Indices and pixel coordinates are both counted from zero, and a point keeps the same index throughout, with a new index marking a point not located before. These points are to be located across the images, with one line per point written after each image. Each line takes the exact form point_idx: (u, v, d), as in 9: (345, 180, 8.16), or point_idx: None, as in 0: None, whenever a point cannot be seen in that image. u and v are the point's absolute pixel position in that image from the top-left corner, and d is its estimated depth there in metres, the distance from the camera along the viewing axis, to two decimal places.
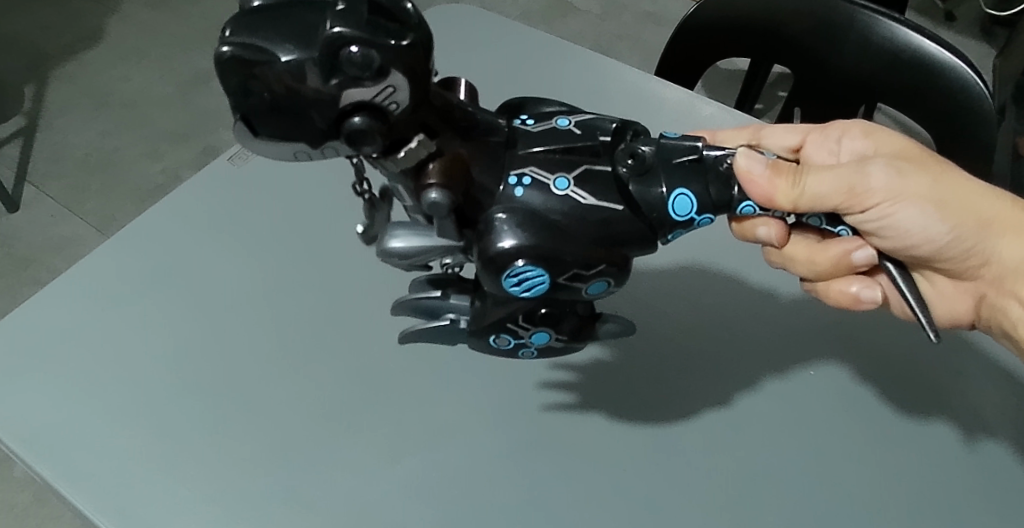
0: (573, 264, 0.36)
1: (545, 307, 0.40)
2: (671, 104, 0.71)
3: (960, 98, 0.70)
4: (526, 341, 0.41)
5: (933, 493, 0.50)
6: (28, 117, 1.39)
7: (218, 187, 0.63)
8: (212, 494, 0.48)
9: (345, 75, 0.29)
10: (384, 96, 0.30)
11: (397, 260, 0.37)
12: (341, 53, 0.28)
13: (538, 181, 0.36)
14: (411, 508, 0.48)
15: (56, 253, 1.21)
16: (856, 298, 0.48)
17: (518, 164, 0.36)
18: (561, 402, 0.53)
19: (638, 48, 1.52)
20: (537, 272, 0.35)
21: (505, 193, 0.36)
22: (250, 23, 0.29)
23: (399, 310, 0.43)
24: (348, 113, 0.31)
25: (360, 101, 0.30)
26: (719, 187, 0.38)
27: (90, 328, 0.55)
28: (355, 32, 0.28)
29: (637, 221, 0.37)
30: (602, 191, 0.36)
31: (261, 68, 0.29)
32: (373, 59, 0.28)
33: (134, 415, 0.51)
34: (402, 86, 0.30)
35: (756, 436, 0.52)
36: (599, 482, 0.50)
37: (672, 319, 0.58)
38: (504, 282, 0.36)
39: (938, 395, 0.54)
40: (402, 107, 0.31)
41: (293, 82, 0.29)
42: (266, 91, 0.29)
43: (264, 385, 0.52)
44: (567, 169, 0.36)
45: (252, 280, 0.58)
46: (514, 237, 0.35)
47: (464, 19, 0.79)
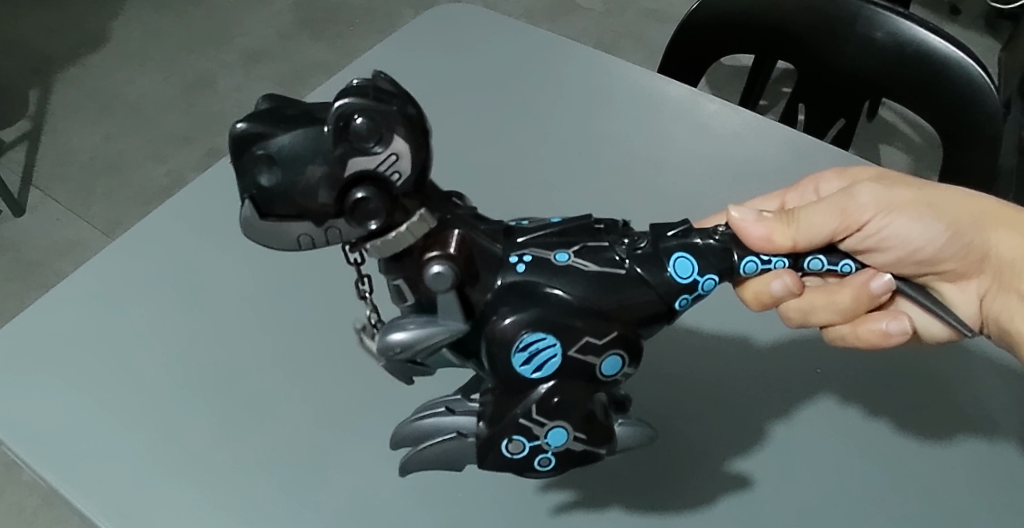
0: (583, 332, 0.35)
1: (557, 396, 0.36)
2: (673, 102, 0.70)
3: (966, 92, 0.70)
4: (542, 443, 0.37)
5: (938, 492, 0.50)
6: (33, 121, 1.39)
7: (221, 191, 0.63)
8: (219, 500, 0.48)
9: (350, 144, 0.29)
10: (387, 164, 0.30)
11: (398, 352, 0.35)
12: (349, 121, 0.28)
13: (539, 257, 0.36)
14: (416, 511, 0.48)
15: (63, 256, 1.21)
16: (885, 333, 0.46)
17: (518, 247, 0.36)
18: (562, 502, 0.50)
19: (642, 45, 1.52)
20: (546, 341, 0.35)
21: (509, 275, 0.35)
22: (262, 111, 0.31)
23: (404, 429, 0.42)
24: (353, 189, 0.30)
25: (365, 173, 0.30)
26: (720, 254, 0.37)
27: (95, 333, 0.55)
28: (361, 101, 0.28)
29: (646, 295, 0.36)
30: (601, 260, 0.36)
31: (270, 144, 0.30)
32: (380, 127, 0.29)
33: (139, 419, 0.51)
34: (406, 155, 0.30)
35: (759, 439, 0.53)
36: (605, 484, 0.50)
37: (675, 323, 0.59)
38: (517, 361, 0.35)
39: (943, 401, 0.54)
40: (406, 179, 0.30)
41: (299, 155, 0.30)
42: (274, 167, 0.30)
43: (267, 389, 0.52)
44: (566, 245, 0.36)
45: (256, 286, 0.58)
46: (515, 313, 0.35)
47: (467, 18, 0.79)
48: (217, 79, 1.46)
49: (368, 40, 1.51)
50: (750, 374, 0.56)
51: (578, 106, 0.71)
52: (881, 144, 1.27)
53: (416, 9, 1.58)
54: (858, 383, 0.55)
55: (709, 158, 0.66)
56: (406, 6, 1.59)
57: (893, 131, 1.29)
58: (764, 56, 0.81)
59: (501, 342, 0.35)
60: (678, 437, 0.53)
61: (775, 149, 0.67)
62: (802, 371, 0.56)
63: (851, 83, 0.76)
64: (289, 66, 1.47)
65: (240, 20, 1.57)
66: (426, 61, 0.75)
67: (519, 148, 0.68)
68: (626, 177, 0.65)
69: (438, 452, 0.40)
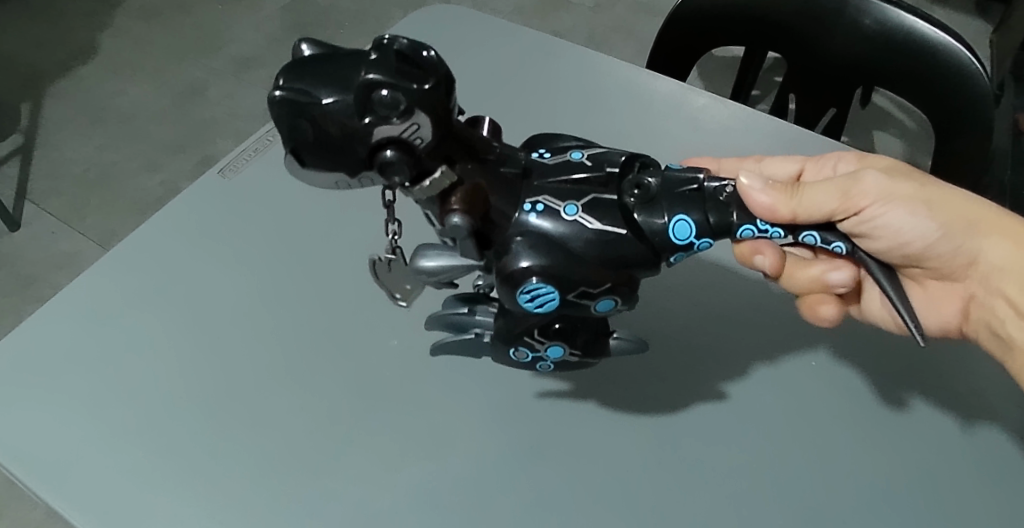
0: (581, 282, 0.37)
1: (559, 322, 0.41)
2: (662, 96, 0.70)
3: (954, 77, 0.70)
4: (542, 355, 0.43)
5: (942, 481, 0.49)
6: (25, 135, 1.39)
7: (211, 198, 0.63)
8: (221, 511, 0.47)
9: (376, 113, 0.32)
10: (411, 132, 0.32)
11: (426, 276, 0.39)
12: (373, 95, 0.31)
13: (550, 207, 0.37)
14: (415, 517, 0.48)
15: (60, 269, 1.21)
16: (821, 316, 0.52)
17: (532, 194, 0.38)
18: (556, 479, 0.50)
19: (632, 38, 1.52)
20: (548, 290, 0.37)
21: (519, 219, 0.37)
22: (298, 71, 0.33)
23: (432, 323, 0.46)
24: (380, 147, 0.33)
25: (389, 136, 0.32)
26: (718, 211, 0.38)
27: (89, 347, 0.55)
28: (384, 78, 0.31)
29: (643, 246, 0.38)
30: (608, 215, 0.37)
31: (308, 108, 0.32)
32: (401, 102, 0.31)
33: (134, 433, 0.51)
34: (424, 122, 0.32)
35: (761, 432, 0.52)
36: (607, 482, 0.50)
37: (671, 315, 0.58)
38: (515, 297, 0.38)
39: (942, 384, 0.54)
40: (427, 140, 0.33)
41: (336, 121, 0.32)
42: (313, 129, 0.32)
43: (264, 397, 0.52)
44: (576, 197, 0.38)
45: (251, 292, 0.57)
46: (531, 256, 0.37)
47: (453, 20, 0.79)
48: (208, 86, 1.46)
49: (358, 43, 1.51)
50: (747, 361, 0.55)
51: (568, 103, 0.71)
52: (875, 131, 1.27)
53: (406, 10, 1.58)
54: (861, 373, 0.54)
55: (700, 152, 0.66)
56: (395, 8, 1.59)
57: (886, 116, 1.29)
58: (753, 46, 0.81)
59: (512, 279, 0.37)
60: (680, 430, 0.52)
61: (764, 140, 0.66)
62: (800, 361, 0.55)
63: (843, 72, 0.76)
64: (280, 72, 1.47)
65: (230, 28, 1.56)
66: None
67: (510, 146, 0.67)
68: None
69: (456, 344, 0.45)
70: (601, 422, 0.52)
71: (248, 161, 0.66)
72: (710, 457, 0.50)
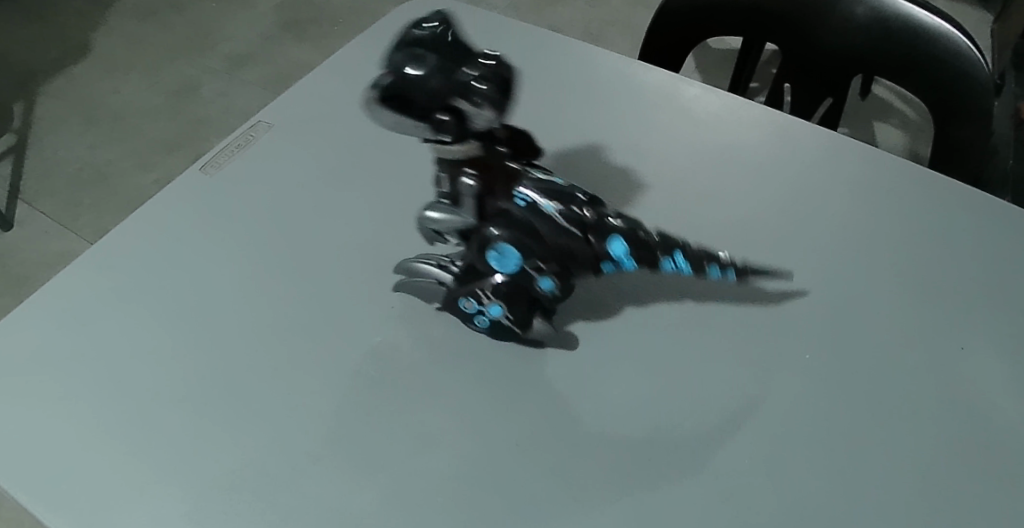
0: (535, 253, 0.45)
1: (513, 288, 0.48)
2: (655, 87, 0.69)
3: (953, 63, 0.68)
4: (529, 291, 0.48)
5: (957, 473, 0.46)
6: (17, 136, 1.38)
7: (193, 193, 0.62)
8: (194, 509, 0.45)
9: (430, 75, 0.40)
10: (475, 90, 0.40)
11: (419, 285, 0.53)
12: (415, 66, 0.40)
13: (470, 115, 0.41)
14: (397, 514, 0.45)
15: (53, 269, 1.20)
16: None
17: (522, 184, 0.44)
18: (547, 471, 0.46)
19: (629, 32, 1.50)
20: (508, 250, 0.45)
21: (507, 201, 0.44)
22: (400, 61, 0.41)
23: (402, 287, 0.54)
24: (439, 112, 0.40)
25: (462, 110, 0.40)
26: (455, 87, 0.40)
27: (64, 343, 0.53)
28: (441, 57, 0.41)
29: (587, 251, 0.44)
30: (569, 220, 0.43)
31: (392, 82, 0.40)
32: (428, 66, 0.40)
33: (107, 429, 0.48)
34: (492, 114, 0.41)
35: (767, 423, 0.48)
36: (603, 474, 0.46)
37: (668, 300, 0.54)
38: (485, 252, 0.47)
39: (958, 372, 0.51)
40: (481, 125, 0.41)
41: (420, 83, 0.40)
42: (397, 85, 0.40)
43: (241, 392, 0.50)
44: (555, 199, 0.43)
45: (234, 286, 0.56)
46: (502, 229, 0.45)
47: (442, 13, 0.78)
48: (202, 84, 1.45)
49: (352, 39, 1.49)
50: (751, 350, 0.52)
51: (558, 95, 0.69)
52: (876, 121, 1.25)
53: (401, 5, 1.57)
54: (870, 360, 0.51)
55: (694, 142, 0.64)
56: (390, 4, 1.57)
57: (886, 107, 1.27)
58: (748, 37, 0.79)
59: (485, 242, 0.46)
60: (680, 420, 0.48)
61: (759, 129, 0.65)
62: (803, 348, 0.52)
63: (839, 60, 0.75)
64: (274, 69, 1.46)
65: (224, 26, 1.56)
66: None
67: None
68: (610, 167, 0.63)
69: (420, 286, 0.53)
70: (595, 411, 0.49)
71: (234, 157, 0.64)
72: (713, 449, 0.47)
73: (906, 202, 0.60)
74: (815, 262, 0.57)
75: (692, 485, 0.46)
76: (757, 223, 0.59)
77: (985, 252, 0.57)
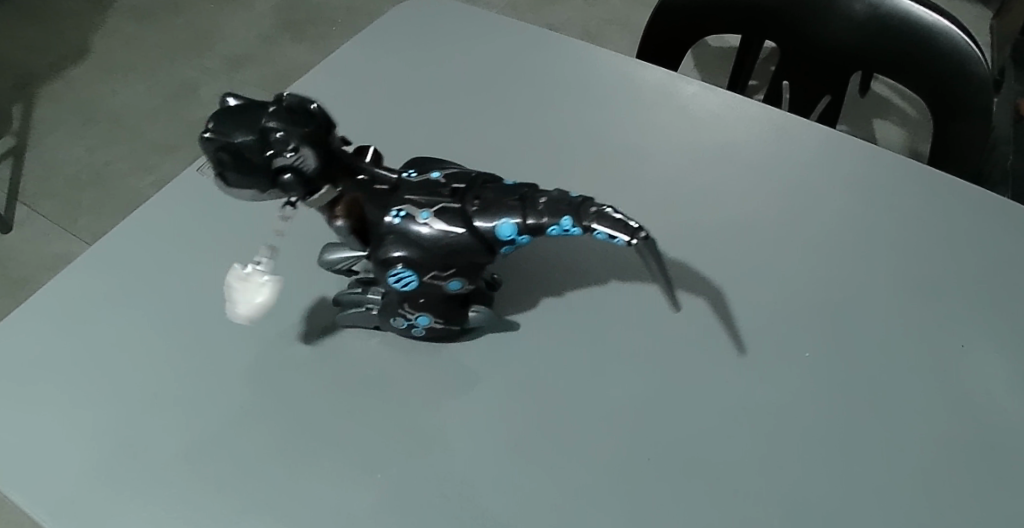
0: (432, 267, 0.44)
1: (423, 298, 0.48)
2: (652, 85, 0.69)
3: (951, 60, 0.68)
4: (413, 322, 0.49)
5: (955, 472, 0.46)
6: (16, 138, 1.38)
7: (189, 194, 0.62)
8: (189, 513, 0.45)
9: (222, 141, 0.39)
10: (293, 159, 0.39)
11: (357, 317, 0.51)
12: (269, 136, 0.38)
13: (298, 173, 0.39)
14: (393, 516, 0.44)
15: (52, 271, 1.20)
16: None
17: (396, 202, 0.43)
18: (543, 473, 0.46)
19: (627, 31, 1.50)
20: (407, 272, 0.44)
21: (385, 223, 0.43)
22: (222, 116, 0.39)
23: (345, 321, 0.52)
24: (278, 172, 0.39)
25: (285, 165, 0.39)
26: (304, 135, 0.39)
27: (59, 347, 0.53)
28: (265, 120, 0.39)
29: (477, 241, 0.43)
30: (452, 219, 0.43)
31: (211, 136, 0.39)
32: (276, 134, 0.38)
33: (102, 433, 0.48)
34: (311, 154, 0.39)
35: (764, 422, 0.48)
36: (599, 476, 0.46)
37: (665, 299, 0.54)
38: (385, 277, 0.45)
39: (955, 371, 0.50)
40: (315, 167, 0.40)
41: (237, 149, 0.38)
42: (223, 153, 0.39)
43: (236, 394, 0.50)
44: (429, 205, 0.43)
45: (229, 288, 0.55)
46: (398, 248, 0.43)
47: (439, 12, 0.78)
48: (200, 85, 1.45)
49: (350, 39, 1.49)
50: (748, 349, 0.52)
51: (555, 94, 0.69)
52: (874, 119, 1.25)
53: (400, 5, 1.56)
54: (867, 359, 0.51)
55: (691, 141, 0.64)
56: (388, 4, 1.57)
57: (885, 104, 1.27)
58: (745, 35, 0.79)
59: (381, 267, 0.45)
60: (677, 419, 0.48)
61: (756, 127, 0.65)
62: (800, 347, 0.52)
63: (836, 58, 0.75)
64: (271, 70, 1.46)
65: (221, 27, 1.55)
66: (397, 55, 0.74)
67: (495, 137, 0.65)
68: (606, 166, 0.63)
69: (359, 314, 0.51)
70: (592, 410, 0.49)
71: None
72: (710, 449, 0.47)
73: (903, 200, 0.60)
74: (812, 260, 0.56)
75: (689, 485, 0.45)
76: (754, 221, 0.59)
77: (983, 250, 0.57)
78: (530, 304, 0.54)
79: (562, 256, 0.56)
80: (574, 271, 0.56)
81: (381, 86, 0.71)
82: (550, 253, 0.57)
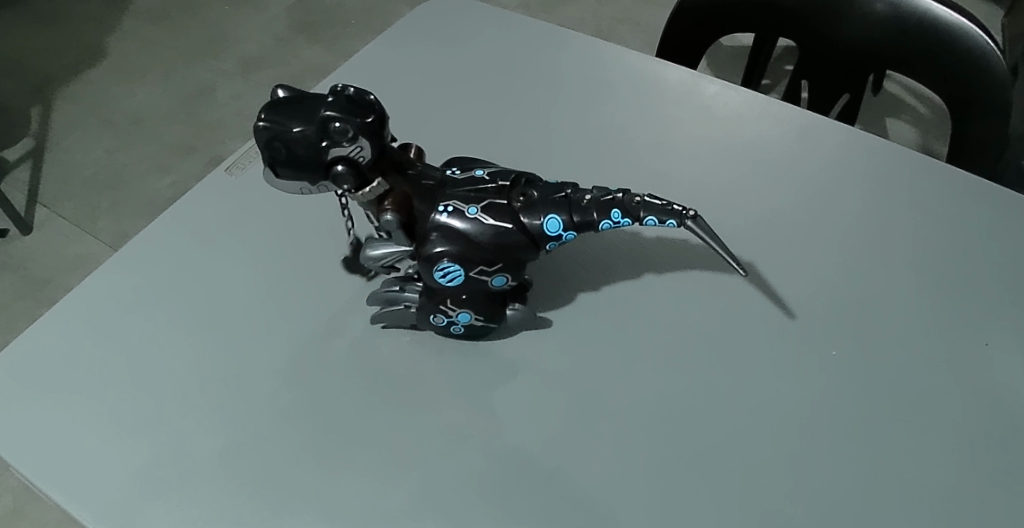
0: (479, 262, 0.45)
1: (466, 294, 0.48)
2: (674, 85, 0.69)
3: (971, 60, 0.68)
4: (454, 320, 0.50)
5: (982, 469, 0.46)
6: (35, 140, 1.39)
7: (218, 195, 0.62)
8: (225, 510, 0.45)
9: (282, 136, 0.40)
10: (354, 152, 0.40)
11: (388, 315, 0.51)
12: (329, 127, 0.40)
13: (351, 164, 0.41)
14: (426, 512, 0.45)
15: (72, 272, 1.21)
16: None
17: (444, 198, 0.44)
18: (574, 470, 0.46)
19: (640, 31, 1.51)
20: (454, 267, 0.45)
21: (434, 218, 0.44)
22: (275, 106, 0.41)
23: (377, 318, 0.52)
24: (332, 164, 0.41)
25: (341, 155, 0.40)
26: (360, 130, 0.40)
27: (94, 346, 0.54)
28: (327, 111, 0.40)
29: (523, 237, 0.44)
30: (501, 215, 0.44)
31: (265, 127, 0.40)
32: (339, 128, 0.40)
33: (138, 431, 0.49)
34: (368, 144, 0.40)
35: (791, 420, 0.48)
36: (628, 472, 0.46)
37: (691, 298, 0.54)
38: (430, 273, 0.45)
39: (981, 368, 0.51)
40: (368, 158, 0.41)
41: (297, 144, 0.40)
42: (283, 147, 0.40)
43: (268, 392, 0.50)
44: (477, 201, 0.44)
45: (262, 286, 0.56)
46: (443, 243, 0.44)
47: (460, 13, 0.78)
48: (216, 87, 1.46)
49: (364, 41, 1.50)
50: (774, 347, 0.52)
51: (577, 94, 0.69)
52: (887, 118, 1.25)
53: (413, 7, 1.57)
54: (894, 357, 0.51)
55: (714, 141, 0.65)
56: (399, 5, 1.58)
57: (898, 103, 1.27)
58: (763, 35, 0.80)
59: (426, 263, 0.45)
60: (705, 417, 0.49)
61: (779, 127, 0.65)
62: (826, 345, 0.52)
63: (854, 56, 0.75)
64: (286, 72, 1.47)
65: (237, 29, 1.57)
66: (420, 56, 0.74)
67: (519, 137, 0.66)
68: (629, 164, 0.63)
69: (395, 314, 0.51)
70: (620, 408, 0.49)
71: (257, 158, 0.65)
72: (738, 447, 0.47)
73: (926, 199, 0.60)
74: (837, 258, 0.57)
75: (720, 482, 0.46)
76: (778, 220, 0.59)
77: (1006, 248, 0.57)
78: (557, 302, 0.54)
79: (591, 255, 0.57)
80: (600, 268, 0.56)
81: (403, 86, 0.71)
82: (580, 252, 0.57)
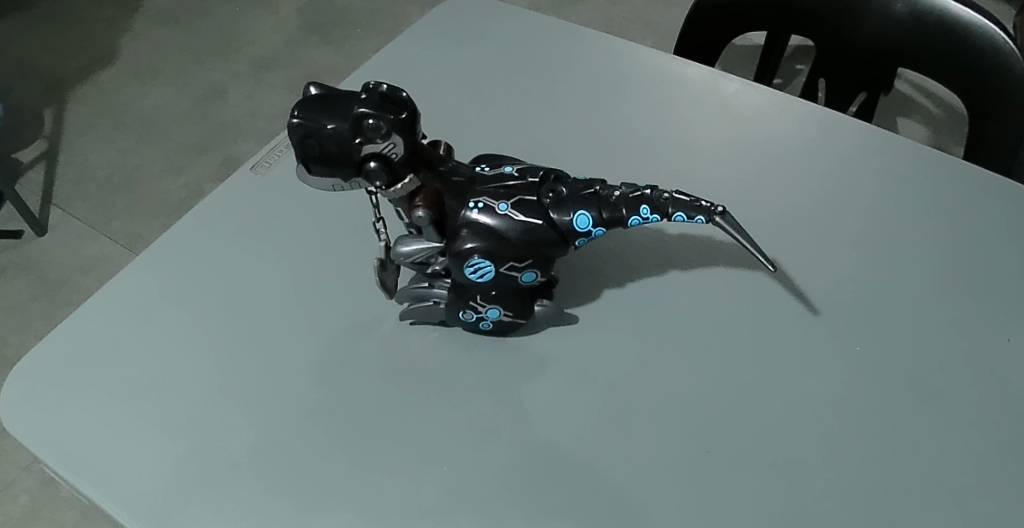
0: (509, 257, 0.45)
1: (496, 290, 0.48)
2: (694, 82, 0.69)
3: (990, 56, 0.68)
4: (483, 316, 0.50)
5: (1008, 464, 0.46)
6: (49, 141, 1.40)
7: (241, 193, 0.63)
8: (253, 506, 0.46)
9: (316, 132, 0.40)
10: (387, 148, 0.40)
11: (417, 312, 0.52)
12: (363, 124, 0.40)
13: (385, 160, 0.41)
14: (453, 507, 0.45)
15: (87, 273, 1.22)
16: None
17: (474, 194, 0.44)
18: (601, 466, 0.46)
19: (651, 31, 1.51)
20: (485, 263, 0.45)
21: (464, 214, 0.44)
22: (308, 102, 0.41)
23: (405, 315, 0.52)
24: (365, 160, 0.41)
25: (374, 152, 0.40)
26: (394, 127, 0.40)
27: (122, 344, 0.54)
28: (361, 108, 0.40)
29: (553, 233, 0.45)
30: (530, 211, 0.44)
31: (299, 124, 0.40)
32: (372, 124, 0.40)
33: (167, 428, 0.49)
34: (401, 141, 0.40)
35: (818, 416, 0.48)
36: (655, 467, 0.46)
37: (714, 294, 0.54)
38: (461, 269, 0.45)
39: (1004, 364, 0.51)
40: (401, 154, 0.41)
41: (331, 141, 0.40)
42: (316, 143, 0.41)
43: (295, 389, 0.51)
44: (507, 197, 0.44)
45: (287, 285, 0.56)
46: (474, 239, 0.44)
47: (478, 13, 0.78)
48: (228, 88, 1.46)
49: (375, 42, 1.51)
50: (799, 343, 0.52)
51: (597, 92, 0.70)
52: (899, 117, 1.25)
53: (423, 7, 1.58)
54: (919, 353, 0.51)
55: (735, 138, 0.65)
56: (409, 6, 1.58)
57: (910, 102, 1.27)
58: (780, 34, 0.80)
59: (458, 259, 0.45)
60: (731, 413, 0.49)
61: (801, 123, 0.65)
62: (852, 341, 0.52)
63: (872, 54, 0.75)
64: (297, 73, 1.47)
65: (248, 30, 1.57)
66: (439, 55, 0.74)
67: (539, 135, 0.66)
68: (649, 161, 0.63)
69: (423, 310, 0.52)
70: (645, 404, 0.49)
71: (279, 157, 0.65)
72: (765, 443, 0.47)
73: (947, 195, 0.60)
74: (862, 254, 0.57)
75: (751, 478, 0.46)
76: (800, 216, 0.59)
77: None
78: (583, 299, 0.55)
79: (615, 252, 0.57)
80: (624, 265, 0.56)
81: (422, 85, 0.72)
82: (604, 249, 0.57)
